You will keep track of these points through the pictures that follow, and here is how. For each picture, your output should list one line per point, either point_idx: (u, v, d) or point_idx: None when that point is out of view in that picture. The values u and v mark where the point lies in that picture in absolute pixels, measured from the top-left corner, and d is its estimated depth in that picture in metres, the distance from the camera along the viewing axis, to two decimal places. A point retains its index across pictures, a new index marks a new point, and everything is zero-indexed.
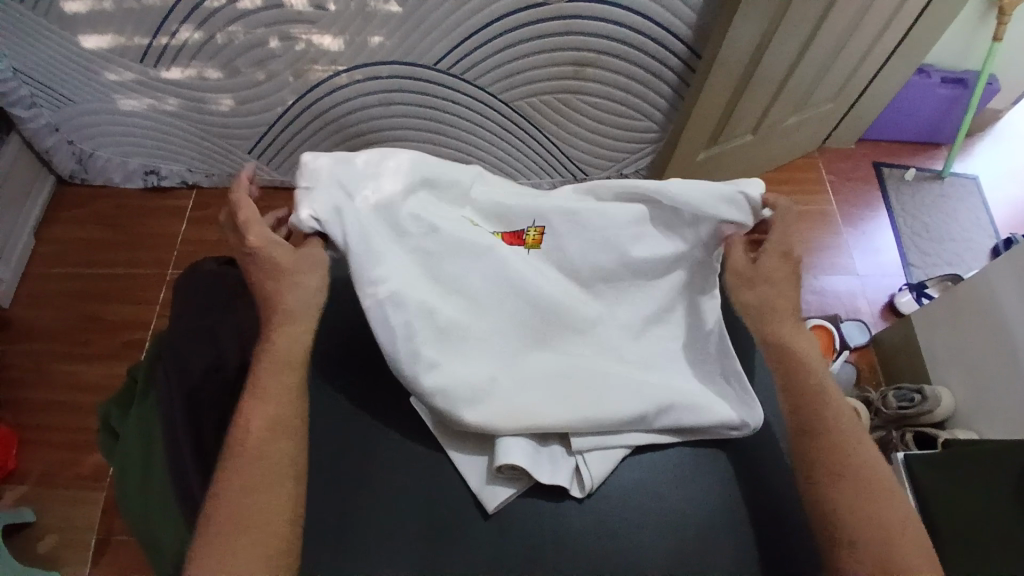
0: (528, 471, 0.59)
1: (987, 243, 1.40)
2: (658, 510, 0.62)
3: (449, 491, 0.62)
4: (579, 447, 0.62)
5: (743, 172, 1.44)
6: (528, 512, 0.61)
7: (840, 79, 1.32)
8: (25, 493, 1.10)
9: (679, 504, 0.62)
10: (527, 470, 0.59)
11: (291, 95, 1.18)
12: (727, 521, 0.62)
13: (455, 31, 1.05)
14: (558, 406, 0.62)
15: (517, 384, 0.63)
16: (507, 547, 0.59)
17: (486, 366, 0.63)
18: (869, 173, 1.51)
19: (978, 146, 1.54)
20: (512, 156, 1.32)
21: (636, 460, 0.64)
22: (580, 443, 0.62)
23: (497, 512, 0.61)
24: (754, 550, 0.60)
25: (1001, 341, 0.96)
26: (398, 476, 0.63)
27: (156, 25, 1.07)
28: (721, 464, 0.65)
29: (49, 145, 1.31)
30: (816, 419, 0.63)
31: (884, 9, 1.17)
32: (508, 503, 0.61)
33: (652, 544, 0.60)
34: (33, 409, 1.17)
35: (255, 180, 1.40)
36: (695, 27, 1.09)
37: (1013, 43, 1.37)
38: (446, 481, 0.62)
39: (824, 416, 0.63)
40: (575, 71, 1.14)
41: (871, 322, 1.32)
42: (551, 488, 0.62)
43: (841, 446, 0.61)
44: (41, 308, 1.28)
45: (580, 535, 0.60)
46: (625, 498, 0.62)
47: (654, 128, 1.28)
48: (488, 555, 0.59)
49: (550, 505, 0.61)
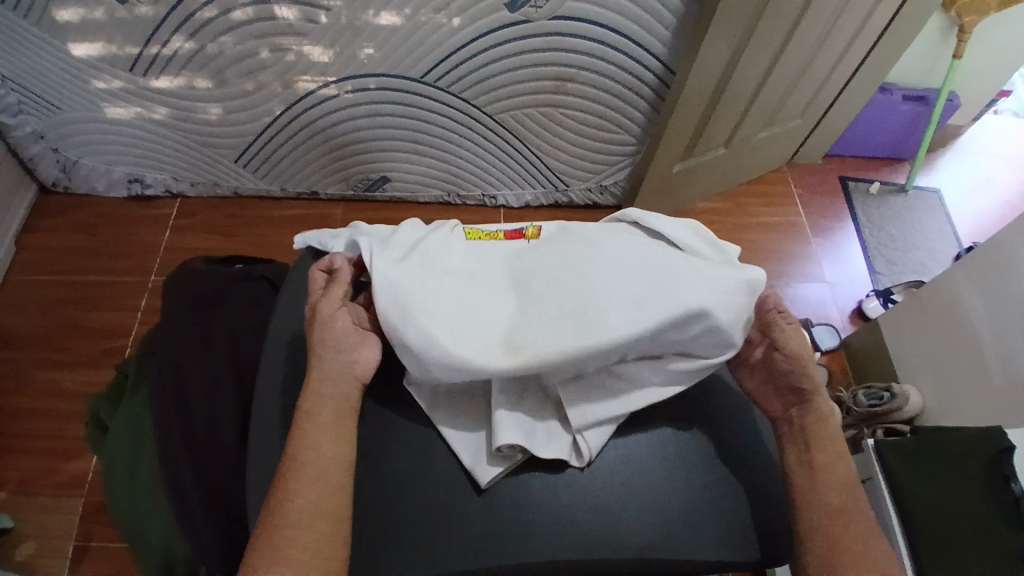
0: (524, 445, 0.61)
1: (949, 252, 1.47)
2: (644, 476, 0.63)
3: (439, 476, 0.62)
4: (577, 423, 0.62)
5: (718, 184, 1.50)
6: (516, 480, 0.62)
7: (809, 95, 1.39)
8: (2, 500, 1.08)
9: (665, 470, 0.64)
10: (523, 446, 0.61)
11: (280, 105, 1.21)
12: (713, 497, 0.62)
13: (441, 44, 1.09)
14: (535, 365, 0.58)
15: (494, 333, 0.60)
16: (495, 517, 0.60)
17: (460, 317, 0.61)
18: (837, 186, 1.58)
19: (940, 160, 1.62)
20: (494, 167, 1.36)
21: (622, 441, 0.65)
22: (578, 422, 0.62)
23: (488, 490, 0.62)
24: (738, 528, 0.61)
25: (963, 338, 1.01)
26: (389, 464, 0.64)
27: (147, 34, 1.09)
28: (703, 444, 0.66)
29: (34, 153, 1.32)
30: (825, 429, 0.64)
31: (848, 29, 1.24)
32: (497, 483, 0.62)
33: (639, 509, 0.61)
34: (12, 416, 1.16)
35: (240, 190, 1.41)
36: (671, 45, 1.14)
37: (968, 63, 1.45)
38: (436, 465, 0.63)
39: (825, 465, 0.62)
40: (556, 85, 1.19)
41: (842, 327, 1.37)
42: (540, 466, 0.63)
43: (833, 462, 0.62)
44: (21, 316, 1.27)
45: (566, 505, 0.61)
46: (613, 463, 0.64)
47: (632, 141, 1.33)
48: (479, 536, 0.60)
49: (540, 475, 0.63)
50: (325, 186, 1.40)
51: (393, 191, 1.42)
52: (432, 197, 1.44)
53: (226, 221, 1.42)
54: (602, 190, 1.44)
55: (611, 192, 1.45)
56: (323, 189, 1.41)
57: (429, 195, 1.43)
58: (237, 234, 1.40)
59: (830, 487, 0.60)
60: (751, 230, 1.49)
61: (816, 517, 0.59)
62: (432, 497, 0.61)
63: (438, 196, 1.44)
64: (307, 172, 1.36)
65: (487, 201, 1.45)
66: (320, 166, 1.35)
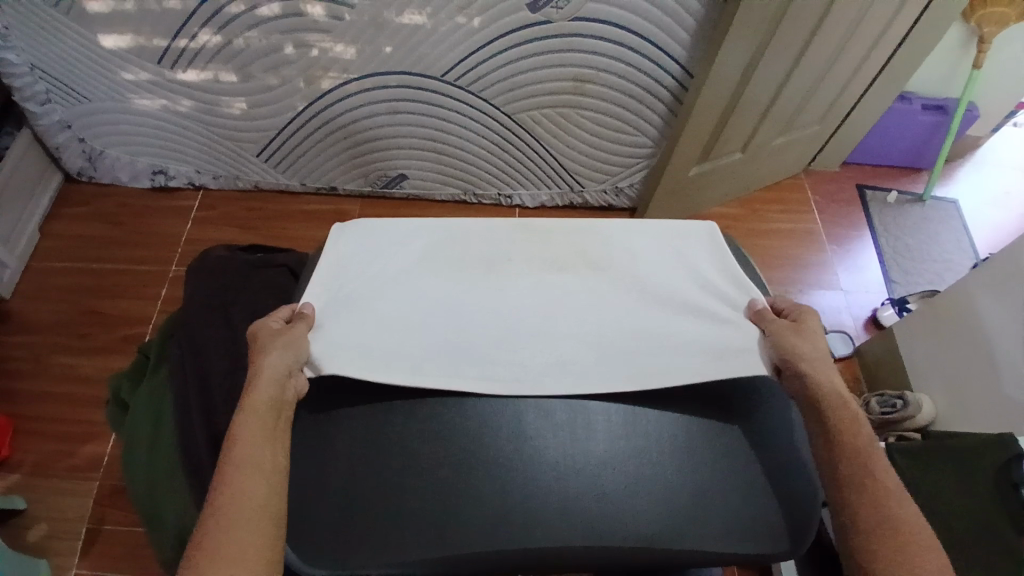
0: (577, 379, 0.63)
1: (966, 263, 1.46)
2: (658, 449, 0.58)
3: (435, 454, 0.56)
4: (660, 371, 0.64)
5: (735, 188, 1.50)
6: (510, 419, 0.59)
7: (825, 103, 1.39)
8: (17, 482, 1.10)
9: (665, 429, 0.60)
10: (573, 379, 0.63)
11: (302, 100, 1.23)
12: (733, 486, 0.57)
13: (461, 44, 1.11)
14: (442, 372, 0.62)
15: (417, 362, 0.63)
16: (483, 487, 0.54)
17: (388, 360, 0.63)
18: (853, 194, 1.57)
19: (958, 172, 1.61)
20: (512, 168, 1.37)
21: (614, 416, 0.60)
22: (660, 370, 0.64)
23: (475, 464, 0.55)
24: (776, 515, 0.56)
25: (981, 347, 1.00)
26: (394, 450, 0.57)
27: (176, 28, 1.12)
28: (712, 398, 0.62)
29: (61, 141, 1.35)
30: (856, 443, 0.57)
31: (864, 39, 1.25)
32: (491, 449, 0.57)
33: (650, 486, 0.55)
34: (31, 399, 1.18)
35: (260, 183, 1.44)
36: (689, 48, 1.14)
37: (988, 75, 1.45)
38: (442, 427, 0.58)
39: (846, 435, 0.57)
40: (575, 86, 1.19)
41: (856, 335, 1.36)
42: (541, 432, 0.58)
43: (860, 451, 0.56)
44: (45, 302, 1.30)
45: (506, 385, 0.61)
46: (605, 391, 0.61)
47: (648, 143, 1.33)
48: (486, 527, 0.52)
49: (538, 423, 0.59)
50: (343, 182, 1.42)
51: (411, 187, 1.43)
52: (448, 195, 1.45)
53: (245, 214, 1.44)
54: (618, 192, 1.45)
55: (627, 194, 1.45)
56: (341, 185, 1.43)
57: (445, 194, 1.44)
58: (255, 227, 1.42)
59: (852, 457, 0.56)
60: (766, 235, 1.49)
61: (864, 518, 0.52)
62: (437, 487, 0.54)
63: (454, 195, 1.45)
64: (326, 168, 1.38)
65: (502, 200, 1.46)
66: (340, 162, 1.37)
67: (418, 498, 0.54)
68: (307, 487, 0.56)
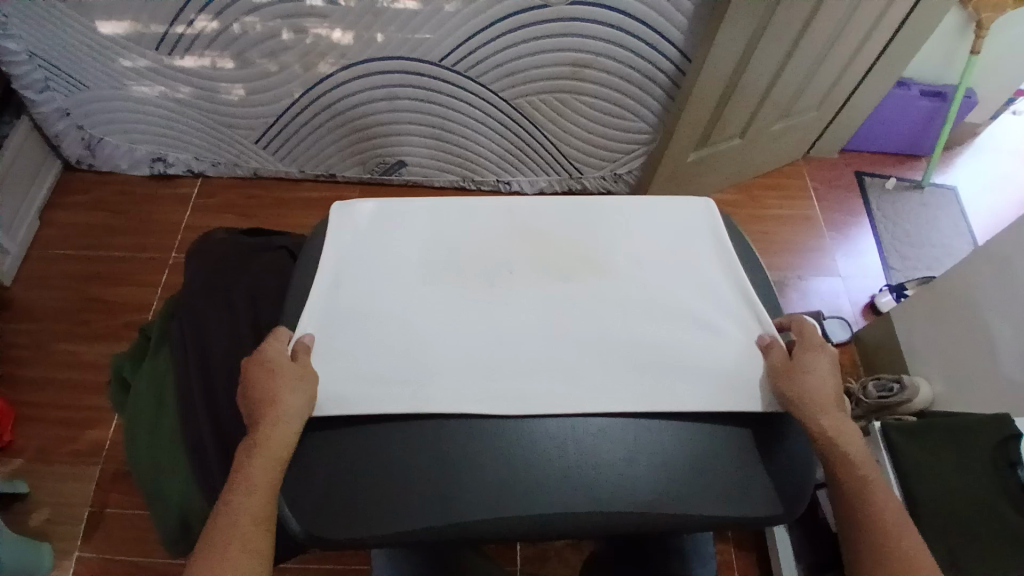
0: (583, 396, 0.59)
1: (964, 249, 1.46)
2: (658, 424, 0.58)
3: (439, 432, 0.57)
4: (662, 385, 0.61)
5: (734, 174, 1.50)
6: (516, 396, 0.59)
7: (823, 88, 1.39)
8: (19, 467, 1.10)
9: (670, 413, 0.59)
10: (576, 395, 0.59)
11: (300, 87, 1.23)
12: (734, 457, 0.57)
13: (459, 29, 1.10)
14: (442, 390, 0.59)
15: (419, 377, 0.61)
16: (484, 454, 0.55)
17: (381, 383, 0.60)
18: (851, 181, 1.58)
19: (956, 158, 1.61)
20: (511, 154, 1.37)
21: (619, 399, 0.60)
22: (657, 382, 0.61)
23: (474, 438, 0.56)
24: (774, 486, 0.56)
25: (979, 330, 1.00)
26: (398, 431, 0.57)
27: (173, 14, 1.12)
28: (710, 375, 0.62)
29: (60, 129, 1.35)
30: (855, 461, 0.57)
31: (862, 24, 1.25)
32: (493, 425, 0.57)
33: (649, 455, 0.56)
34: (33, 384, 1.19)
35: (259, 171, 1.44)
36: (687, 32, 1.14)
37: (986, 60, 1.45)
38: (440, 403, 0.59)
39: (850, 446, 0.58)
40: (573, 71, 1.19)
41: (853, 320, 1.36)
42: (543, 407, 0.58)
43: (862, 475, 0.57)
44: (45, 289, 1.30)
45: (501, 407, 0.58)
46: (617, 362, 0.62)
47: (647, 129, 1.33)
48: (489, 498, 0.53)
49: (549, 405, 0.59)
50: (341, 169, 1.43)
51: (410, 174, 1.43)
52: (447, 181, 1.45)
53: (244, 202, 1.44)
54: (616, 178, 1.45)
55: (626, 180, 1.46)
56: (341, 172, 1.44)
57: (444, 180, 1.44)
58: (254, 214, 1.43)
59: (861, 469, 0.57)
60: (764, 221, 1.50)
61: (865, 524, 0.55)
62: (440, 459, 0.55)
63: (454, 181, 1.45)
64: (325, 155, 1.39)
65: (502, 187, 1.46)
66: (338, 148, 1.37)
67: (421, 467, 0.54)
68: (313, 458, 0.57)
